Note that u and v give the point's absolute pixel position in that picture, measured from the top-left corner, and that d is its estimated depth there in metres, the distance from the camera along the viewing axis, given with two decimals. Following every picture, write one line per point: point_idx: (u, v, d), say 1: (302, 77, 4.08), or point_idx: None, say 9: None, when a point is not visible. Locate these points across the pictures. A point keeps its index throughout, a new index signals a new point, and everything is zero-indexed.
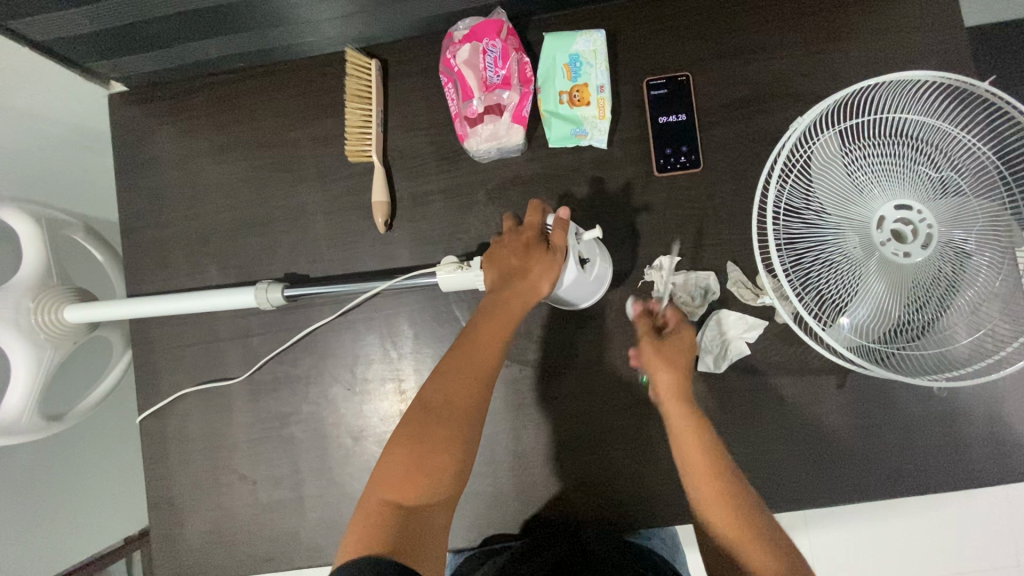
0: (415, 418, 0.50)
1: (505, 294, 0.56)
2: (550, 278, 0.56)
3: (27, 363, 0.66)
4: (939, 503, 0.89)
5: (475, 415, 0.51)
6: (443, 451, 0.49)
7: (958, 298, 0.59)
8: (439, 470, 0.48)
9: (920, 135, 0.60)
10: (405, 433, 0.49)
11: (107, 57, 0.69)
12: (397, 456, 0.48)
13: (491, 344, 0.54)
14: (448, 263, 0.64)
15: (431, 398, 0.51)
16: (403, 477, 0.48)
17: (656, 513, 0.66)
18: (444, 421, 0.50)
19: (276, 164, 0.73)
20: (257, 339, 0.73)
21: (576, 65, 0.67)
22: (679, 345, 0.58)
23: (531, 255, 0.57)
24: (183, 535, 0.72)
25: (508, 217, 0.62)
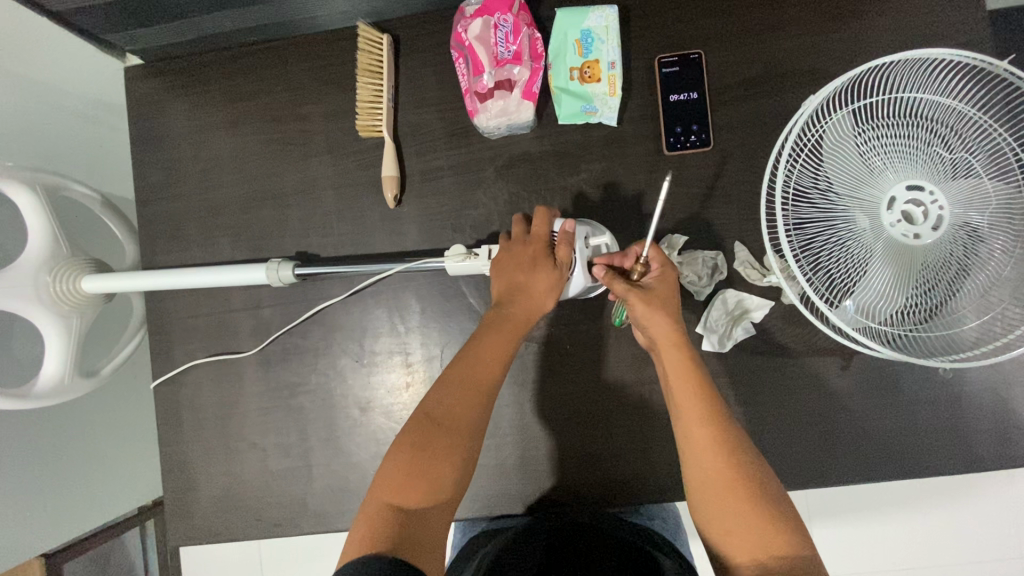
0: (418, 425, 0.51)
1: (510, 308, 0.57)
2: (555, 293, 0.58)
3: (58, 331, 0.69)
4: (946, 494, 0.90)
5: (474, 426, 0.52)
6: (444, 460, 0.50)
7: (968, 281, 0.59)
8: (439, 476, 0.50)
9: (936, 117, 0.59)
10: (409, 439, 0.51)
11: (123, 29, 0.69)
12: (398, 462, 0.50)
13: (495, 355, 0.55)
14: (455, 252, 0.64)
15: (434, 406, 0.52)
16: (405, 480, 0.49)
17: (659, 488, 0.67)
18: (444, 431, 0.51)
19: (289, 137, 0.74)
20: (269, 311, 0.74)
21: (588, 42, 0.67)
22: (664, 290, 0.58)
23: (538, 270, 0.58)
24: (194, 500, 0.73)
25: (515, 221, 0.63)
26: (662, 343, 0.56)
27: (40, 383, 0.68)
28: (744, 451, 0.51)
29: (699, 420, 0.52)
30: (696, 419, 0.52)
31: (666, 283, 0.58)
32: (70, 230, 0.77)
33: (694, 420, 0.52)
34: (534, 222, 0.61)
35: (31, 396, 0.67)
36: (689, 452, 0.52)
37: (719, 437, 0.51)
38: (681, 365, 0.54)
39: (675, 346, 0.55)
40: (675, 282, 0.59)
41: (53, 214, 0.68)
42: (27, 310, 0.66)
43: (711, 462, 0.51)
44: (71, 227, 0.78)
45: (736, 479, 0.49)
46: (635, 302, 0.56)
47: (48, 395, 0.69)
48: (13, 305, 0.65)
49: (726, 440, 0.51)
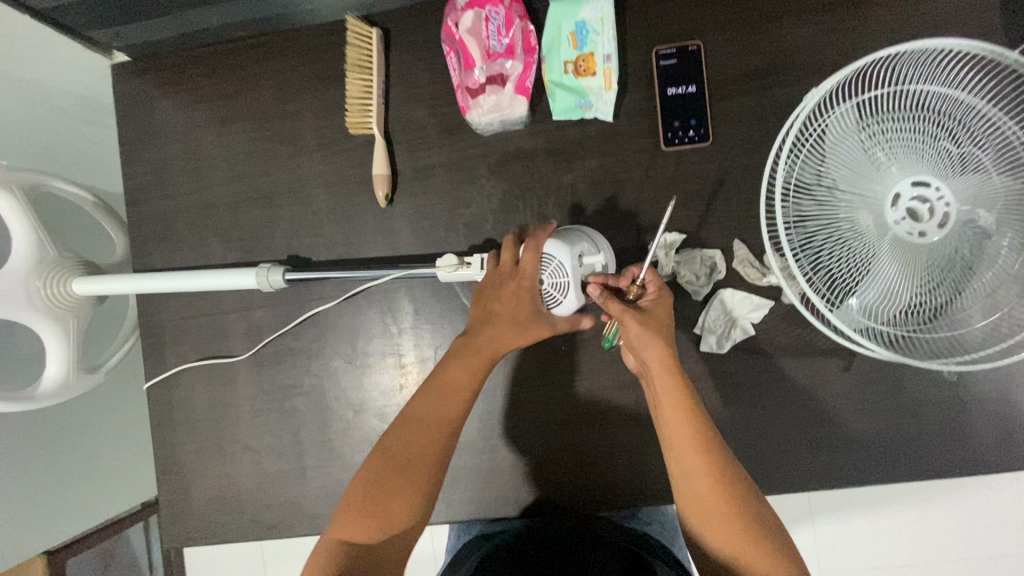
0: (377, 462, 0.52)
1: (484, 341, 0.56)
2: (529, 334, 0.57)
3: (54, 334, 0.69)
4: (949, 499, 0.91)
5: (433, 466, 0.52)
6: (399, 498, 0.50)
7: (975, 280, 0.57)
8: (394, 514, 0.50)
9: (944, 110, 0.57)
10: (367, 475, 0.51)
11: (108, 26, 0.68)
12: (354, 496, 0.51)
13: (459, 392, 0.54)
14: (447, 262, 0.63)
15: (393, 444, 0.52)
16: (358, 516, 0.50)
17: (655, 491, 0.65)
18: (401, 471, 0.51)
19: (278, 135, 0.73)
20: (261, 312, 0.73)
21: (582, 34, 0.65)
22: (659, 313, 0.55)
23: (518, 310, 0.57)
24: (189, 502, 0.73)
25: (506, 244, 0.58)
26: (655, 367, 0.52)
27: (43, 386, 0.69)
28: (736, 473, 0.50)
29: (692, 445, 0.50)
30: (691, 446, 0.50)
31: (661, 307, 0.55)
32: (56, 230, 0.76)
33: (687, 447, 0.50)
34: (523, 253, 0.57)
35: (38, 399, 0.68)
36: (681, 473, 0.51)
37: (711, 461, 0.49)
38: (671, 386, 0.52)
39: (667, 370, 0.52)
40: (671, 309, 0.56)
41: (33, 217, 0.66)
42: (23, 317, 0.66)
43: (703, 486, 0.49)
44: (60, 227, 0.77)
45: (727, 502, 0.49)
46: (630, 323, 0.53)
47: (55, 396, 0.70)
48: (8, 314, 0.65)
49: (718, 464, 0.50)
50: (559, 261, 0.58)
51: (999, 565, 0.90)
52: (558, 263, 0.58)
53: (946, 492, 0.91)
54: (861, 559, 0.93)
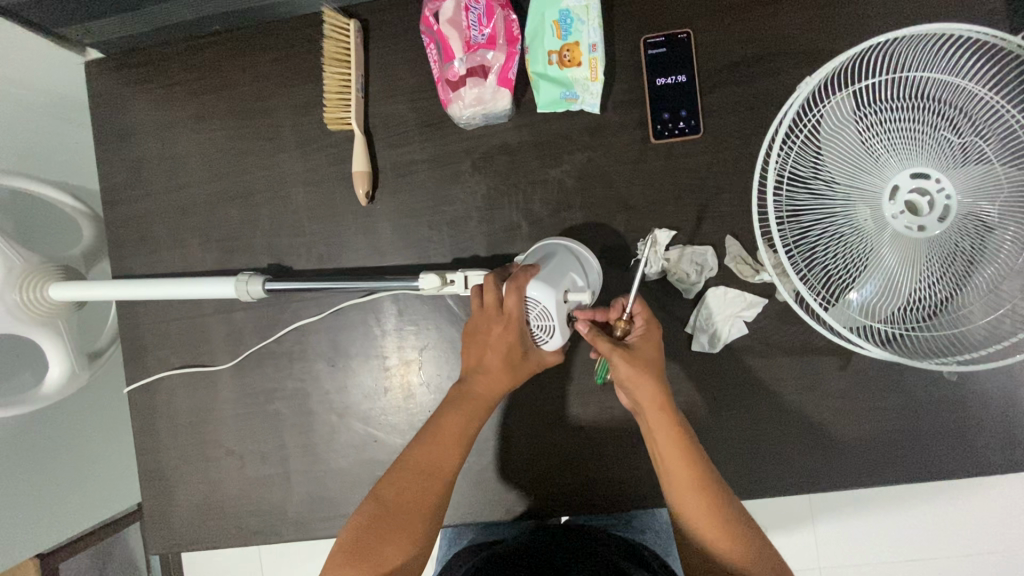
0: (370, 507, 0.51)
1: (474, 388, 0.55)
2: (521, 376, 0.55)
3: (43, 336, 0.68)
4: (944, 498, 0.94)
5: (427, 508, 0.51)
6: (392, 542, 0.49)
7: (976, 275, 0.55)
8: (388, 558, 0.49)
9: (944, 97, 0.54)
10: (360, 521, 0.51)
11: (76, 22, 0.65)
12: (347, 543, 0.50)
13: (453, 438, 0.53)
14: (429, 282, 0.61)
15: (385, 488, 0.51)
16: (350, 564, 0.49)
17: (647, 495, 0.64)
18: (395, 517, 0.50)
19: (256, 133, 0.70)
20: (241, 314, 0.71)
21: (567, 22, 0.62)
22: (646, 348, 0.54)
23: (506, 357, 0.54)
24: (173, 508, 0.72)
25: (488, 284, 0.54)
26: (647, 404, 0.52)
27: (49, 384, 0.71)
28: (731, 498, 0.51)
29: (686, 475, 0.50)
30: (687, 483, 0.50)
31: (648, 340, 0.54)
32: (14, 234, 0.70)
33: (683, 485, 0.50)
34: (506, 295, 0.52)
35: (49, 393, 0.71)
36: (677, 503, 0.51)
37: (706, 489, 0.50)
38: (660, 418, 0.51)
39: (659, 409, 0.52)
40: (658, 341, 0.55)
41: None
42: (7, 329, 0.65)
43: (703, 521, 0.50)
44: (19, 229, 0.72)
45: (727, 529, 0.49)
46: (619, 363, 0.52)
47: (60, 389, 0.72)
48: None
49: (713, 491, 0.50)
50: (544, 305, 0.52)
51: (990, 559, 0.93)
52: (543, 306, 0.52)
53: (942, 492, 0.93)
54: (860, 556, 0.95)
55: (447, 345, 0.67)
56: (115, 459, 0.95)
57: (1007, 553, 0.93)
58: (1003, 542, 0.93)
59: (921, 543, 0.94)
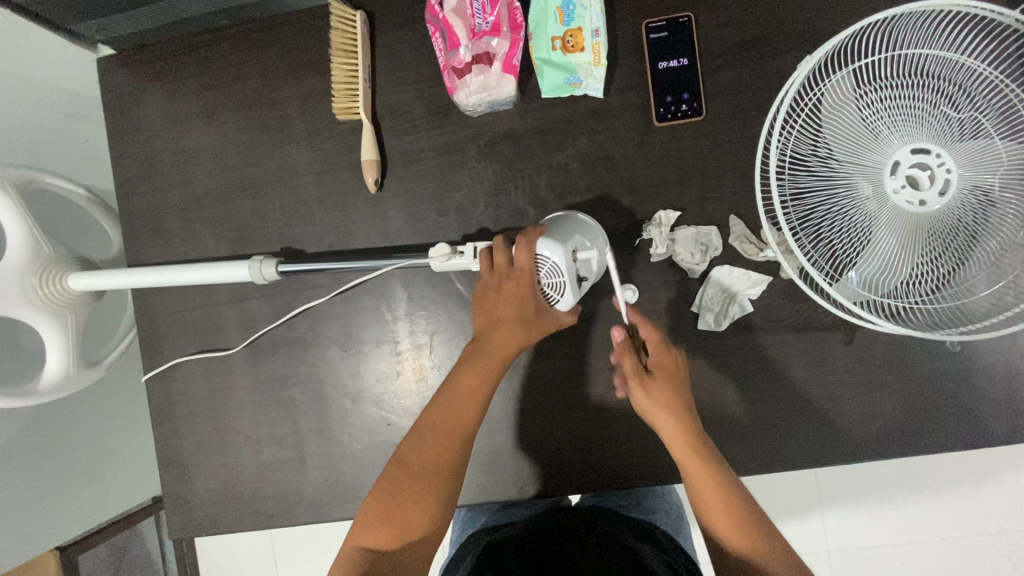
0: (393, 471, 0.52)
1: (490, 346, 0.56)
2: (536, 333, 0.56)
3: (51, 330, 0.69)
4: (949, 475, 0.95)
5: (449, 468, 0.52)
6: (418, 503, 0.51)
7: (977, 249, 0.56)
8: (413, 519, 0.51)
9: (942, 74, 0.55)
10: (384, 485, 0.52)
11: (89, 18, 0.67)
12: (372, 507, 0.51)
13: (472, 394, 0.54)
14: (439, 251, 0.62)
15: (407, 452, 0.53)
16: (377, 526, 0.50)
17: (656, 473, 0.65)
18: (419, 476, 0.52)
19: (265, 124, 0.72)
20: (254, 303, 0.73)
21: (569, 8, 0.63)
22: (669, 378, 0.55)
23: (520, 311, 0.56)
24: (192, 494, 0.73)
25: (498, 245, 0.58)
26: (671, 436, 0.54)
27: (45, 380, 0.70)
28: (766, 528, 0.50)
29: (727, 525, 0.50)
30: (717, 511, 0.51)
31: (671, 370, 0.56)
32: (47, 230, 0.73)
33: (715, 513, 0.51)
34: (518, 251, 0.56)
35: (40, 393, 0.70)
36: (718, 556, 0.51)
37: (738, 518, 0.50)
38: (695, 464, 0.52)
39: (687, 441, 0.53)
40: (682, 370, 0.56)
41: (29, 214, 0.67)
42: (22, 316, 0.66)
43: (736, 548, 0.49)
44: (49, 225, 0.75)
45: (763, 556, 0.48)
46: (636, 389, 0.55)
47: (57, 389, 0.72)
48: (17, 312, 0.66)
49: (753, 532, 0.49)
50: (554, 261, 0.55)
51: (997, 536, 0.94)
52: (553, 263, 0.55)
53: (947, 470, 0.95)
54: (868, 534, 0.97)
55: (456, 329, 0.69)
56: (131, 450, 0.97)
57: (1013, 530, 0.94)
58: (1010, 518, 0.94)
59: (927, 520, 0.96)
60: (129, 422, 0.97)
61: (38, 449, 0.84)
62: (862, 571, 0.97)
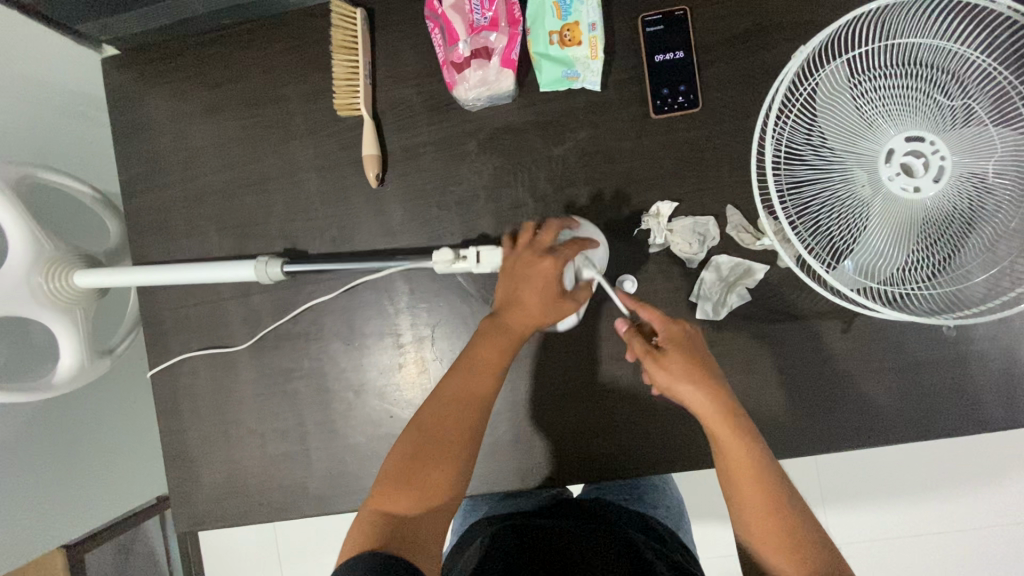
0: (413, 436, 0.53)
1: (511, 321, 0.57)
2: (557, 312, 0.57)
3: (60, 325, 0.70)
4: (940, 458, 0.98)
5: (468, 433, 0.53)
6: (437, 465, 0.52)
7: (972, 235, 0.56)
8: (433, 482, 0.51)
9: (935, 62, 0.56)
10: (403, 449, 0.53)
11: (94, 17, 0.68)
12: (391, 471, 0.52)
13: (489, 366, 0.56)
14: (443, 257, 0.63)
15: (427, 417, 0.54)
16: (396, 489, 0.50)
17: (657, 460, 0.65)
18: (440, 441, 0.52)
19: (268, 121, 0.73)
20: (258, 297, 0.73)
21: (566, 3, 0.64)
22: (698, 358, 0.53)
23: (546, 288, 0.56)
24: (198, 489, 0.74)
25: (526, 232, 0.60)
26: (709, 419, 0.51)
27: (60, 374, 0.71)
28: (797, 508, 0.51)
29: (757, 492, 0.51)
30: (754, 493, 0.51)
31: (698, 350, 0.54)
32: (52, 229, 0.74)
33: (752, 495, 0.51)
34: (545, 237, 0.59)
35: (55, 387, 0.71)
36: (748, 525, 0.51)
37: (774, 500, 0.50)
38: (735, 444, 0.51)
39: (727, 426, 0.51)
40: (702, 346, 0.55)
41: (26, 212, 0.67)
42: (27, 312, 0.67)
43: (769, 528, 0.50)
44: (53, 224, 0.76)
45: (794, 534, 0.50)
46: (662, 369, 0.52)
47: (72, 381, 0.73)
48: (26, 309, 0.67)
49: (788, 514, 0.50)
50: None
51: (986, 517, 0.97)
52: None
53: (935, 450, 0.98)
54: (863, 516, 0.99)
55: (457, 321, 0.69)
56: (135, 446, 0.98)
57: (1002, 510, 0.97)
58: (999, 498, 0.97)
59: (920, 501, 0.98)
60: (133, 421, 0.98)
61: (43, 446, 0.84)
62: (858, 553, 0.99)
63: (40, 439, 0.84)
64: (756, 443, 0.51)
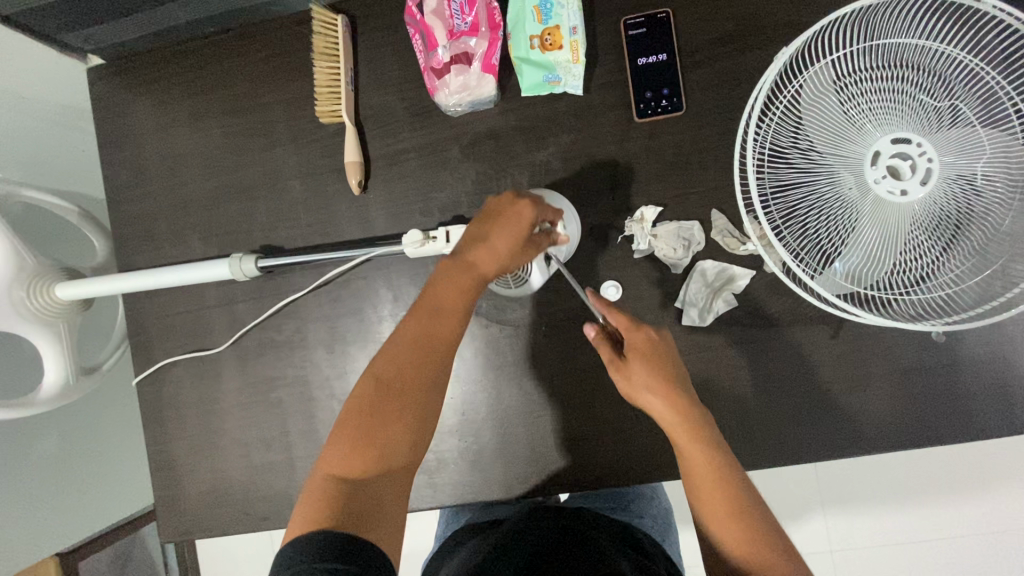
0: (370, 390, 0.50)
1: (476, 259, 0.54)
2: (521, 259, 0.56)
3: (47, 340, 0.70)
4: (939, 462, 0.96)
5: (428, 387, 0.51)
6: (396, 425, 0.50)
7: (962, 238, 0.55)
8: (393, 442, 0.49)
9: (921, 61, 0.55)
10: (360, 406, 0.50)
11: (76, 28, 0.68)
12: (347, 431, 0.49)
13: (449, 308, 0.53)
14: (412, 239, 0.63)
15: (384, 369, 0.51)
16: (353, 451, 0.48)
17: (643, 471, 0.64)
18: (397, 394, 0.50)
19: (251, 129, 0.72)
20: (243, 306, 0.73)
21: (547, 7, 0.63)
22: (664, 365, 0.52)
23: (516, 230, 0.54)
24: (182, 499, 0.74)
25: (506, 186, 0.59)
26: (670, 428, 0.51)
27: (43, 389, 0.71)
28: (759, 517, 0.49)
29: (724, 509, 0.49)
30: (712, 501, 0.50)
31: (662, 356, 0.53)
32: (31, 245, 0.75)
33: (711, 506, 0.50)
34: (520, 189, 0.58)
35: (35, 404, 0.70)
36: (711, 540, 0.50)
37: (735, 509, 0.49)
38: (695, 454, 0.50)
39: (689, 437, 0.50)
40: (671, 347, 0.54)
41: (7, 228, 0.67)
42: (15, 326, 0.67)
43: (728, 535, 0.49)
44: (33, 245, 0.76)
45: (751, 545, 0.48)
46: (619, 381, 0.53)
47: (51, 401, 0.72)
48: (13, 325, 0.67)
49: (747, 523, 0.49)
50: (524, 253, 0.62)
51: (987, 523, 0.95)
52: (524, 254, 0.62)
53: (936, 455, 0.96)
54: (861, 522, 0.98)
55: None
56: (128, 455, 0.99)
57: (1004, 516, 0.95)
58: (1001, 505, 0.95)
59: (920, 507, 0.96)
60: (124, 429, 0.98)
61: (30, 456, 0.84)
62: (856, 560, 0.98)
63: (25, 448, 0.84)
64: (724, 462, 0.50)
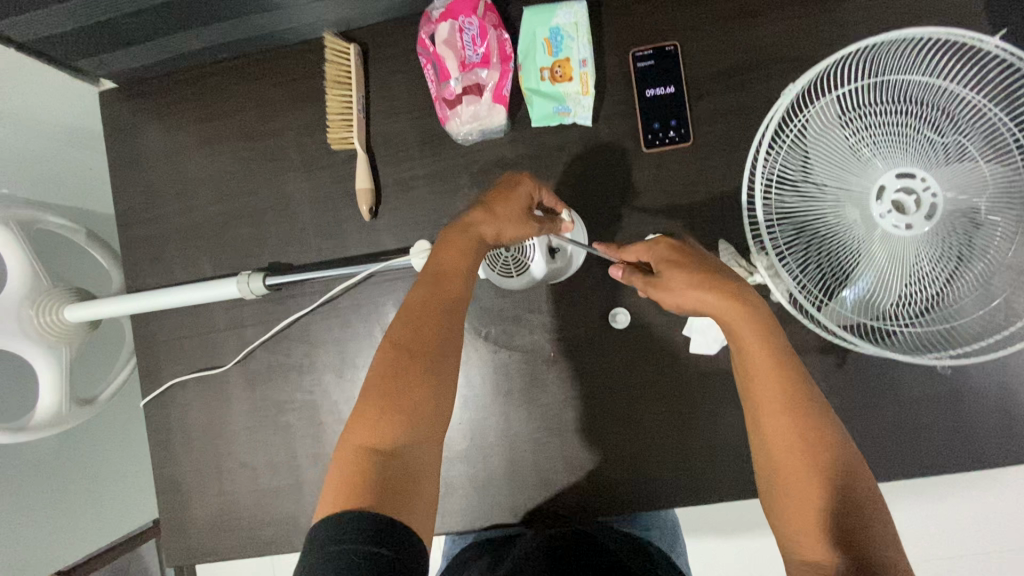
0: (390, 356, 0.47)
1: (474, 219, 0.54)
2: (521, 225, 0.55)
3: (46, 363, 0.70)
4: None
5: (444, 346, 0.49)
6: (421, 388, 0.46)
7: (967, 269, 0.56)
8: (420, 405, 0.46)
9: (925, 98, 0.56)
10: (381, 374, 0.47)
11: (90, 54, 0.69)
12: (370, 398, 0.46)
13: (454, 268, 0.52)
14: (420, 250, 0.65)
15: (401, 333, 0.48)
16: (380, 419, 0.45)
17: (652, 496, 0.64)
18: (419, 356, 0.47)
19: (262, 155, 0.73)
20: (252, 330, 0.74)
21: (557, 40, 0.64)
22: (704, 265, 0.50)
23: (513, 196, 0.55)
24: (188, 523, 0.74)
25: None
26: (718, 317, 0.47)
27: (37, 413, 0.70)
28: (816, 410, 0.46)
29: (777, 401, 0.45)
30: (768, 386, 0.46)
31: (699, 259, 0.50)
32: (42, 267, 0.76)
33: (767, 399, 0.45)
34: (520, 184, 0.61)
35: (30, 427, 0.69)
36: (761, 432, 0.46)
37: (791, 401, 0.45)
38: (755, 340, 0.46)
39: (745, 320, 0.46)
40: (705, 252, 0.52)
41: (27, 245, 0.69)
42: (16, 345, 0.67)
43: (781, 424, 0.45)
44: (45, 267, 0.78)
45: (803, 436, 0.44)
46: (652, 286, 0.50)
47: (45, 427, 0.71)
48: (14, 344, 0.67)
49: (803, 416, 0.45)
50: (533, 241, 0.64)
51: None
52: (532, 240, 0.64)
53: None
54: None
55: None
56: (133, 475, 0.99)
57: None
58: None
59: None
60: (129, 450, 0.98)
61: (35, 478, 0.84)
62: None
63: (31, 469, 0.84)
64: (780, 347, 0.46)
